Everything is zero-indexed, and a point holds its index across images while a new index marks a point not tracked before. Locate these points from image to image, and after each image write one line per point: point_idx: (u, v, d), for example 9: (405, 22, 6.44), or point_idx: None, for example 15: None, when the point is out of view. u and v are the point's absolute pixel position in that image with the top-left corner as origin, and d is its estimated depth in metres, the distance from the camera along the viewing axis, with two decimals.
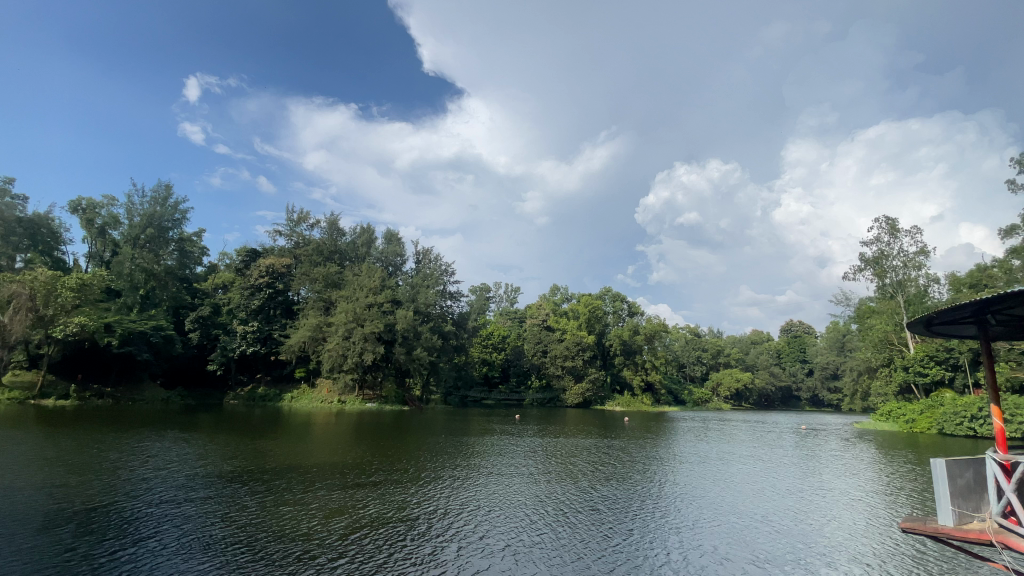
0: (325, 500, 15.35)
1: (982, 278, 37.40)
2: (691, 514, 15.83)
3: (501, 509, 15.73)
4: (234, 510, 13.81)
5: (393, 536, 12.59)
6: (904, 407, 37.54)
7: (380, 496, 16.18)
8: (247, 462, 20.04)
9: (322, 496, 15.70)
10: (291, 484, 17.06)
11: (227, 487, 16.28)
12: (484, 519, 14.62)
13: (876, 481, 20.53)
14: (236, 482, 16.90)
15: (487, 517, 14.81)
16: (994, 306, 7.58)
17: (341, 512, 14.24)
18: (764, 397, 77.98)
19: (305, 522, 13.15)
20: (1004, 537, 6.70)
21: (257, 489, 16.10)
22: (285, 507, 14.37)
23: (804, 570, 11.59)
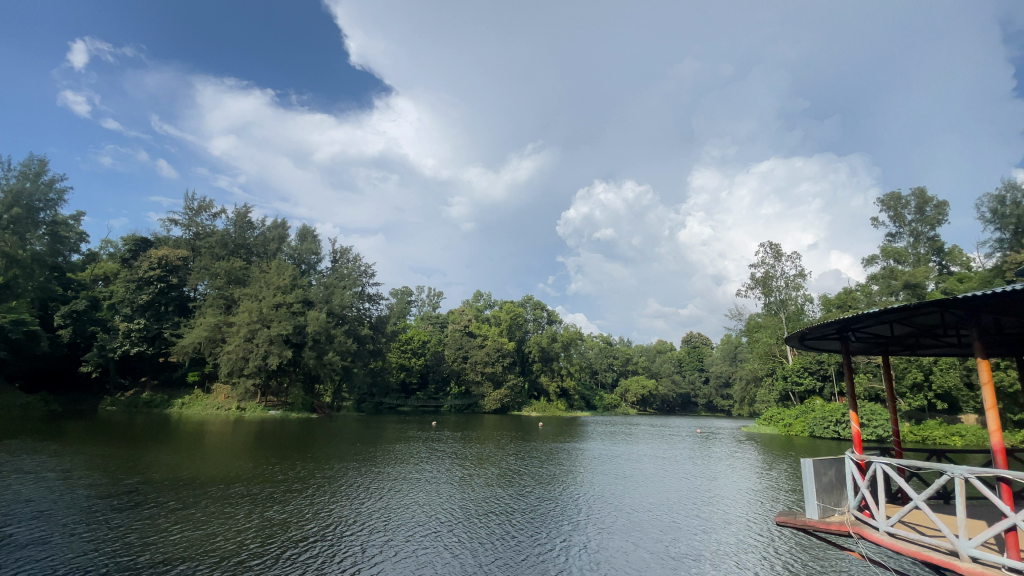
0: (254, 516, 14.25)
1: (847, 300, 42.96)
2: (619, 514, 16.68)
3: (442, 516, 15.63)
4: (139, 532, 12.35)
5: (341, 551, 12.12)
6: (783, 412, 41.90)
7: (313, 511, 15.28)
8: (144, 477, 17.85)
9: (245, 512, 14.54)
10: (204, 499, 15.53)
11: (121, 506, 14.42)
12: (431, 526, 14.54)
13: (763, 478, 23.13)
14: (132, 500, 14.98)
15: (432, 524, 14.74)
16: (853, 325, 8.65)
17: (272, 528, 13.42)
18: (667, 403, 83.53)
19: (236, 541, 12.16)
20: (859, 528, 7.61)
21: (159, 507, 14.45)
22: (208, 526, 13.13)
23: (723, 561, 12.60)
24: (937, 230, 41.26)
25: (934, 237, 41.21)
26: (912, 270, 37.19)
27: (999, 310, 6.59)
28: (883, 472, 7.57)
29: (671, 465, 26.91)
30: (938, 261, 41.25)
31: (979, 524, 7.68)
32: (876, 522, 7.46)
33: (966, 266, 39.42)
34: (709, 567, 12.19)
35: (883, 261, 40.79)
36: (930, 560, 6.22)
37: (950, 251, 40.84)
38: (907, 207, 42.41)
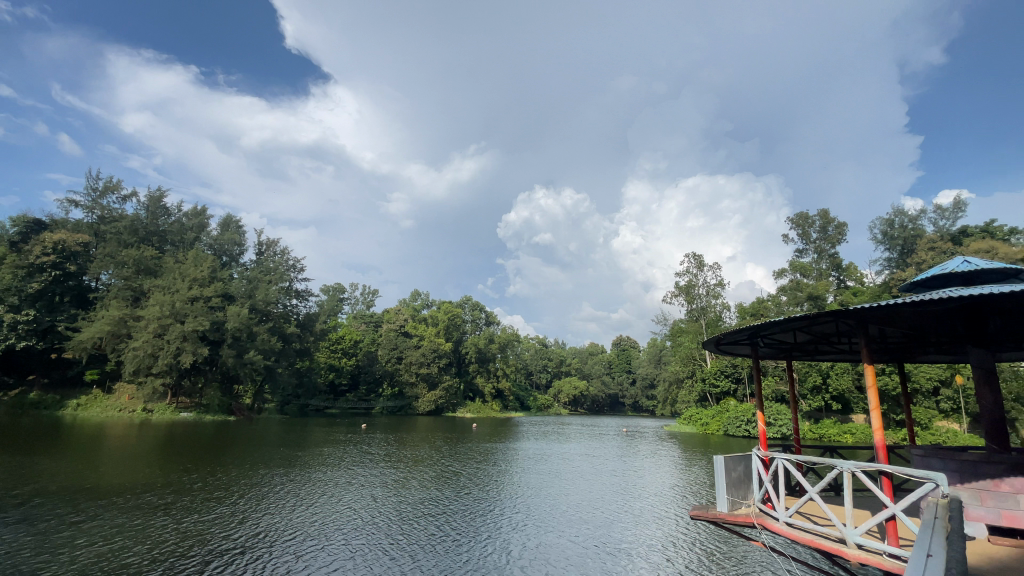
0: (171, 527, 13.20)
1: (759, 308, 46.62)
2: (554, 512, 17.06)
3: (377, 520, 15.31)
4: (32, 550, 11.05)
5: (271, 561, 11.51)
6: (701, 412, 44.69)
7: (237, 519, 14.41)
8: (33, 487, 15.92)
9: (160, 523, 13.40)
10: (109, 510, 14.16)
11: (8, 520, 12.79)
12: (367, 531, 14.14)
13: (682, 474, 24.59)
14: (21, 513, 13.33)
15: (366, 528, 14.41)
16: (762, 331, 9.33)
17: (191, 540, 12.45)
18: (597, 403, 86.30)
19: (151, 555, 11.25)
20: (763, 520, 8.23)
21: (56, 520, 12.97)
22: (118, 539, 12.02)
23: (648, 553, 13.23)
24: (837, 248, 45.74)
25: (834, 254, 45.62)
26: (815, 283, 40.97)
27: (882, 321, 7.33)
28: (785, 468, 8.24)
29: (601, 463, 27.90)
30: (837, 276, 45.74)
31: (863, 513, 8.54)
32: (776, 514, 8.11)
33: (859, 281, 44.00)
34: (635, 558, 12.80)
35: (791, 275, 44.64)
36: (823, 548, 6.82)
37: (847, 267, 45.40)
38: (813, 226, 46.69)
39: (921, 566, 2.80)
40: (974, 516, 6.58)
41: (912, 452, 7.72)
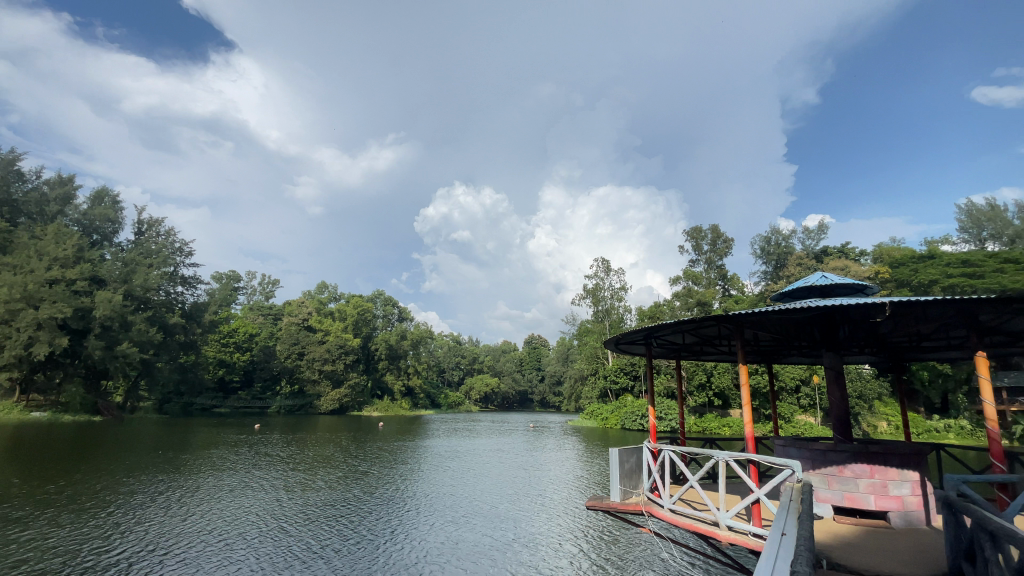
0: (31, 544, 11.53)
1: (656, 311, 50.37)
2: (467, 507, 17.24)
3: (280, 524, 14.54)
4: None
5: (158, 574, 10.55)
6: (602, 407, 47.27)
7: (115, 531, 12.92)
8: None
9: (14, 540, 11.62)
10: None
11: None
12: (272, 537, 13.36)
13: (582, 466, 26.02)
14: None
15: (268, 533, 13.67)
16: (655, 332, 10.08)
17: (57, 558, 10.92)
18: (507, 400, 87.78)
19: None
20: (650, 508, 8.86)
21: None
22: None
23: (554, 543, 13.92)
24: (724, 260, 50.73)
25: (721, 265, 50.51)
26: (705, 291, 45.10)
27: (755, 327, 8.28)
28: (672, 459, 8.95)
29: (509, 458, 28.56)
30: (723, 285, 50.77)
31: (733, 497, 9.55)
32: (662, 501, 8.77)
33: (741, 290, 49.19)
34: (543, 548, 13.41)
35: (684, 282, 48.78)
36: (701, 531, 7.50)
37: (731, 277, 50.56)
38: (704, 239, 51.36)
39: (777, 544, 3.35)
40: (824, 497, 7.67)
41: (775, 442, 8.78)
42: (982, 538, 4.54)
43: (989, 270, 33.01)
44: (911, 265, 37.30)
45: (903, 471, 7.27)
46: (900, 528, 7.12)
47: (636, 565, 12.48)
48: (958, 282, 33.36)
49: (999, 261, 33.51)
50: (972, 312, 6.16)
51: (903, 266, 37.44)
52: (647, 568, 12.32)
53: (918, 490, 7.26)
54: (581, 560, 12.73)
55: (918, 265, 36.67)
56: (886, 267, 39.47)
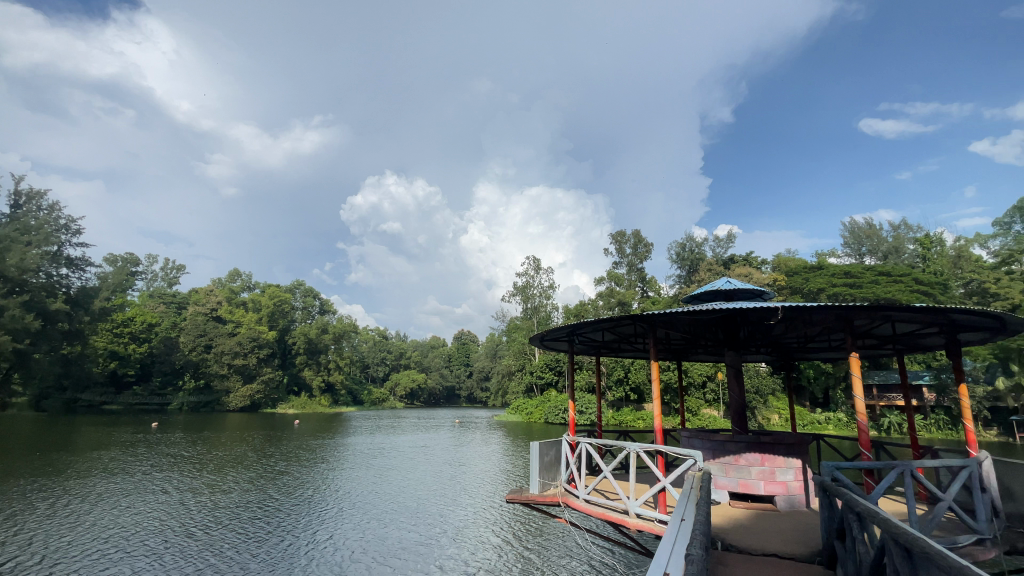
0: None
1: (582, 310, 52.13)
2: (391, 504, 17.00)
3: (186, 531, 13.50)
4: None
5: None
6: (527, 402, 48.17)
7: None
8: None
9: None
10: None
11: None
12: (175, 547, 12.37)
13: (506, 459, 26.47)
14: None
15: (171, 542, 12.65)
16: (578, 330, 10.40)
17: None
18: (433, 396, 86.78)
19: None
20: (567, 499, 9.08)
21: None
22: None
23: (479, 534, 14.18)
24: (644, 264, 53.48)
25: (641, 268, 53.22)
26: (626, 292, 47.29)
27: (667, 326, 8.79)
28: (589, 451, 9.25)
29: (434, 453, 28.34)
30: (642, 287, 53.50)
31: (643, 486, 10.06)
32: (578, 492, 9.03)
33: (658, 293, 52.13)
34: (468, 540, 13.62)
35: (608, 283, 50.93)
36: (611, 519, 7.85)
37: (650, 280, 53.38)
38: (627, 243, 53.90)
39: (677, 528, 3.61)
40: (721, 483, 8.33)
41: (682, 433, 9.39)
42: (851, 519, 5.17)
43: (865, 281, 37.58)
44: (803, 275, 41.52)
45: (788, 458, 8.05)
46: (784, 510, 7.86)
47: (551, 555, 12.84)
48: (840, 291, 37.63)
49: (873, 274, 38.19)
50: (847, 317, 6.95)
51: (797, 275, 41.60)
52: (561, 557, 12.72)
53: (801, 475, 8.06)
54: (504, 550, 13.09)
55: (809, 275, 40.88)
56: (783, 275, 43.61)
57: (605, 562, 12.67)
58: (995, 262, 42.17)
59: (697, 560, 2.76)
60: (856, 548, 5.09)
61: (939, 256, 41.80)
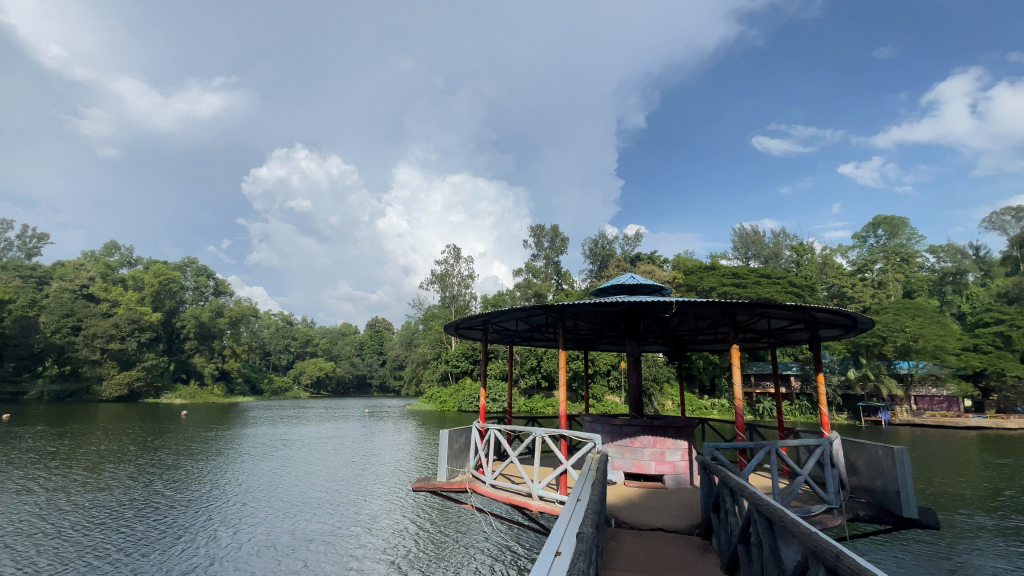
0: None
1: (499, 300, 52.74)
2: (300, 496, 16.22)
3: (54, 537, 11.89)
4: None
5: None
6: (441, 391, 48.00)
7: None
8: None
9: None
10: None
11: None
12: (44, 555, 10.89)
13: (417, 449, 26.20)
14: None
15: (38, 550, 11.10)
16: (492, 319, 10.50)
17: None
18: (341, 385, 83.32)
19: None
20: (474, 485, 9.15)
21: None
22: None
23: (390, 522, 14.09)
24: (560, 257, 55.20)
25: (557, 261, 54.91)
26: (542, 284, 48.57)
27: (576, 317, 9.18)
28: (497, 437, 9.39)
29: (342, 444, 27.34)
30: (558, 280, 55.21)
31: (547, 470, 10.45)
32: (486, 478, 9.13)
33: (572, 286, 54.13)
34: (379, 528, 13.48)
35: (525, 275, 51.96)
36: (515, 503, 8.09)
37: (565, 274, 55.26)
38: (545, 236, 55.30)
39: (572, 509, 3.79)
40: (618, 465, 8.92)
41: (584, 419, 9.90)
42: (725, 494, 5.77)
43: (749, 282, 41.89)
44: (699, 274, 45.30)
45: (677, 441, 8.80)
46: (671, 487, 8.58)
47: (458, 541, 12.93)
48: (728, 290, 41.65)
49: (757, 276, 42.59)
50: (732, 312, 7.66)
51: (693, 274, 45.34)
52: (467, 542, 12.88)
53: (687, 455, 8.83)
54: (411, 536, 13.14)
55: (703, 274, 44.72)
56: (682, 274, 47.27)
57: (511, 545, 13.02)
58: (851, 269, 48.92)
59: (587, 538, 2.90)
60: (728, 519, 5.69)
61: (809, 262, 47.62)
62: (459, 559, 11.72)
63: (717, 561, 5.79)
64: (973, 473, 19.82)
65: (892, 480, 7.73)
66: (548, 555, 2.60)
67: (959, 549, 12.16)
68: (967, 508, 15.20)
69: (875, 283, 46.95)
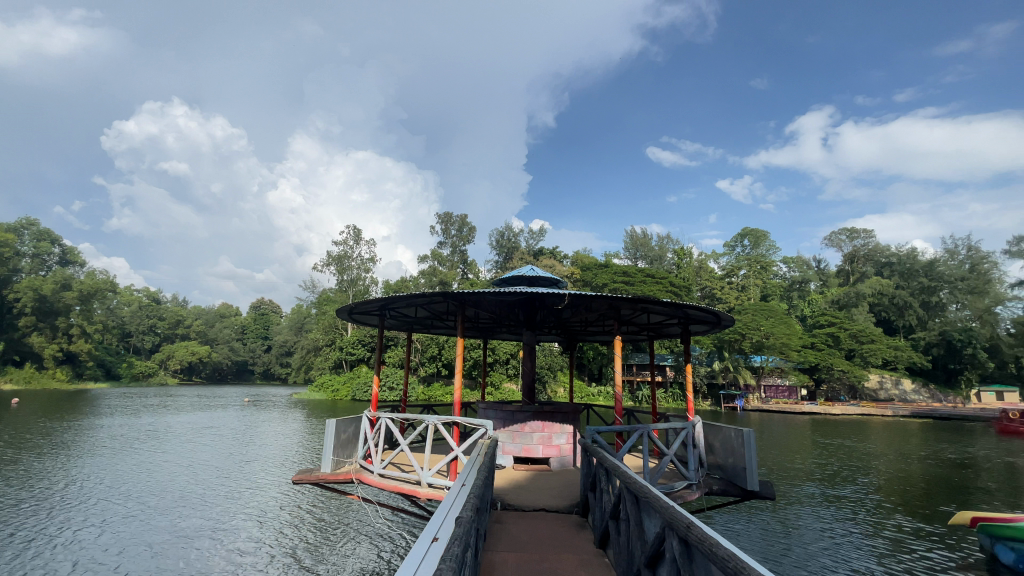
0: None
1: (401, 286, 51.50)
2: (177, 491, 14.63)
3: None
4: None
5: None
6: (333, 379, 45.78)
7: None
8: None
9: None
10: None
11: None
12: None
13: (305, 439, 24.84)
14: None
15: None
16: (389, 304, 10.24)
17: None
18: (218, 371, 75.77)
19: None
20: (362, 475, 8.86)
21: None
22: None
23: (275, 513, 13.37)
24: (466, 246, 55.20)
25: (463, 250, 54.87)
26: (447, 273, 48.29)
27: (475, 305, 9.28)
28: (387, 426, 9.17)
29: (220, 435, 24.99)
30: (463, 269, 55.12)
31: (438, 457, 10.45)
32: (374, 468, 8.89)
33: (477, 276, 54.46)
34: (263, 520, 12.73)
35: (430, 261, 51.24)
36: (404, 491, 8.04)
37: (470, 263, 55.41)
38: (452, 224, 54.91)
39: (457, 493, 3.87)
40: (508, 449, 9.26)
41: (479, 405, 10.10)
42: (601, 475, 6.25)
43: (637, 280, 45.38)
44: (595, 270, 48.20)
45: (563, 425, 9.34)
46: (556, 469, 9.10)
47: (344, 531, 12.56)
48: (619, 286, 44.81)
49: (645, 274, 46.24)
50: (617, 305, 8.25)
51: (589, 269, 48.05)
52: (351, 532, 12.53)
53: (571, 439, 9.41)
54: (293, 527, 12.50)
55: (598, 270, 47.67)
56: (580, 269, 49.86)
57: (397, 532, 12.93)
58: (721, 273, 55.20)
59: (466, 523, 2.98)
60: (602, 497, 6.19)
61: (687, 265, 52.85)
62: (345, 547, 11.43)
63: (591, 536, 6.29)
64: (802, 451, 23.60)
65: (740, 458, 8.90)
66: (425, 542, 2.61)
67: (787, 514, 14.44)
68: (796, 480, 18.06)
69: (739, 287, 53.49)
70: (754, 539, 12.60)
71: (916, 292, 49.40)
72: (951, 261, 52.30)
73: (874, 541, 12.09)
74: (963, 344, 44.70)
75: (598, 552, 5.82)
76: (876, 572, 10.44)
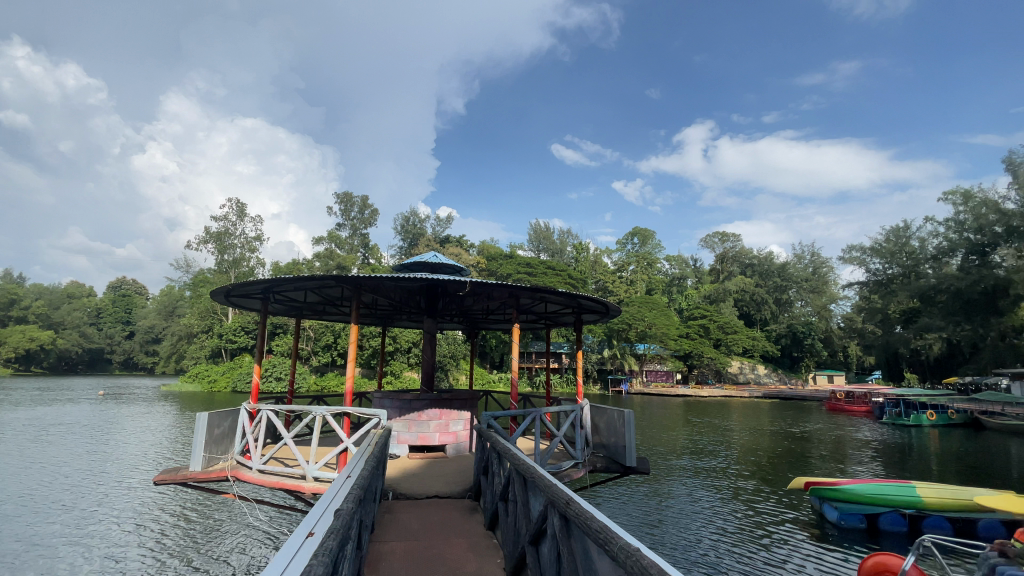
0: None
1: (292, 269, 48.06)
2: (13, 494, 12.54)
3: None
4: None
5: None
6: (210, 369, 41.53)
7: None
8: None
9: None
10: None
11: None
12: None
13: (176, 433, 22.41)
14: None
15: None
16: (274, 288, 9.51)
17: None
18: (64, 360, 64.97)
19: None
20: (238, 472, 8.17)
21: None
22: None
23: (141, 513, 12.08)
24: (367, 230, 52.93)
25: (364, 233, 52.58)
26: (345, 256, 45.98)
27: (372, 291, 8.96)
28: (269, 418, 8.54)
29: (65, 431, 21.57)
30: (364, 253, 52.83)
31: (326, 449, 9.99)
32: (253, 464, 8.26)
33: (379, 261, 52.55)
34: (125, 521, 11.43)
35: (327, 244, 48.38)
36: (286, 487, 7.60)
37: (372, 247, 53.26)
38: (353, 206, 52.26)
39: (340, 485, 3.76)
40: (403, 438, 9.14)
41: (373, 394, 9.83)
42: (493, 458, 6.45)
43: (539, 270, 46.99)
44: (500, 261, 49.45)
45: (460, 412, 9.46)
46: (452, 455, 9.19)
47: (219, 531, 11.58)
48: (521, 276, 46.08)
49: (547, 266, 47.87)
50: (516, 294, 8.49)
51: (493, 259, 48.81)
52: (228, 531, 11.60)
53: (467, 425, 9.56)
54: (160, 529, 11.33)
55: (503, 261, 48.67)
56: (484, 259, 50.36)
57: (280, 529, 12.22)
58: (614, 268, 59.20)
59: (345, 515, 2.91)
60: (493, 481, 6.40)
61: (584, 259, 55.89)
62: (225, 546, 10.67)
63: (481, 518, 6.49)
64: (675, 429, 26.31)
65: (621, 437, 9.69)
66: (299, 537, 2.51)
67: (661, 486, 16.02)
68: (669, 455, 20.10)
69: (628, 281, 57.81)
70: (632, 511, 13.78)
71: (771, 290, 57.04)
72: (798, 264, 61.11)
73: (730, 506, 13.87)
74: (804, 334, 52.90)
75: (486, 534, 6.03)
76: (731, 532, 11.98)
